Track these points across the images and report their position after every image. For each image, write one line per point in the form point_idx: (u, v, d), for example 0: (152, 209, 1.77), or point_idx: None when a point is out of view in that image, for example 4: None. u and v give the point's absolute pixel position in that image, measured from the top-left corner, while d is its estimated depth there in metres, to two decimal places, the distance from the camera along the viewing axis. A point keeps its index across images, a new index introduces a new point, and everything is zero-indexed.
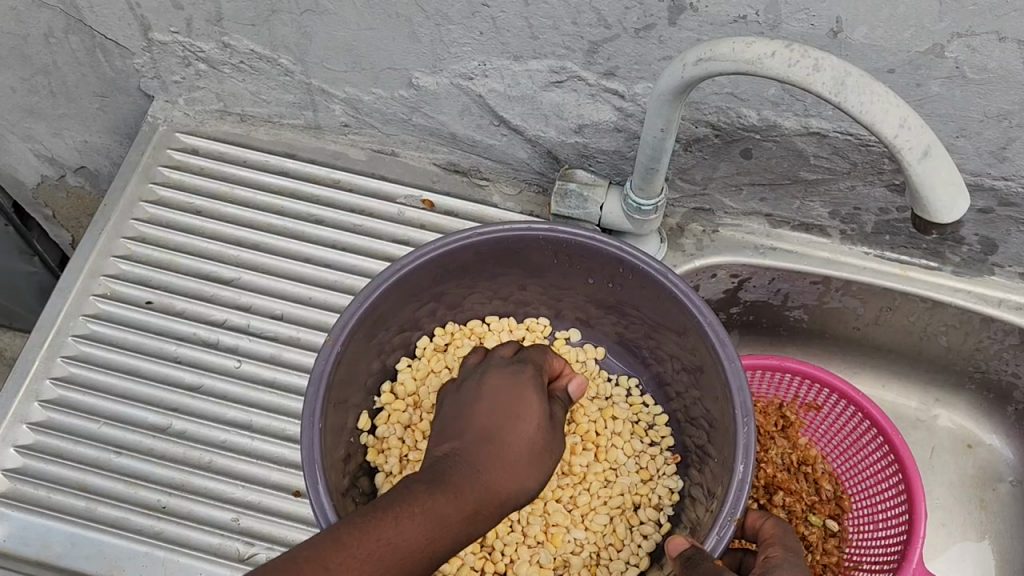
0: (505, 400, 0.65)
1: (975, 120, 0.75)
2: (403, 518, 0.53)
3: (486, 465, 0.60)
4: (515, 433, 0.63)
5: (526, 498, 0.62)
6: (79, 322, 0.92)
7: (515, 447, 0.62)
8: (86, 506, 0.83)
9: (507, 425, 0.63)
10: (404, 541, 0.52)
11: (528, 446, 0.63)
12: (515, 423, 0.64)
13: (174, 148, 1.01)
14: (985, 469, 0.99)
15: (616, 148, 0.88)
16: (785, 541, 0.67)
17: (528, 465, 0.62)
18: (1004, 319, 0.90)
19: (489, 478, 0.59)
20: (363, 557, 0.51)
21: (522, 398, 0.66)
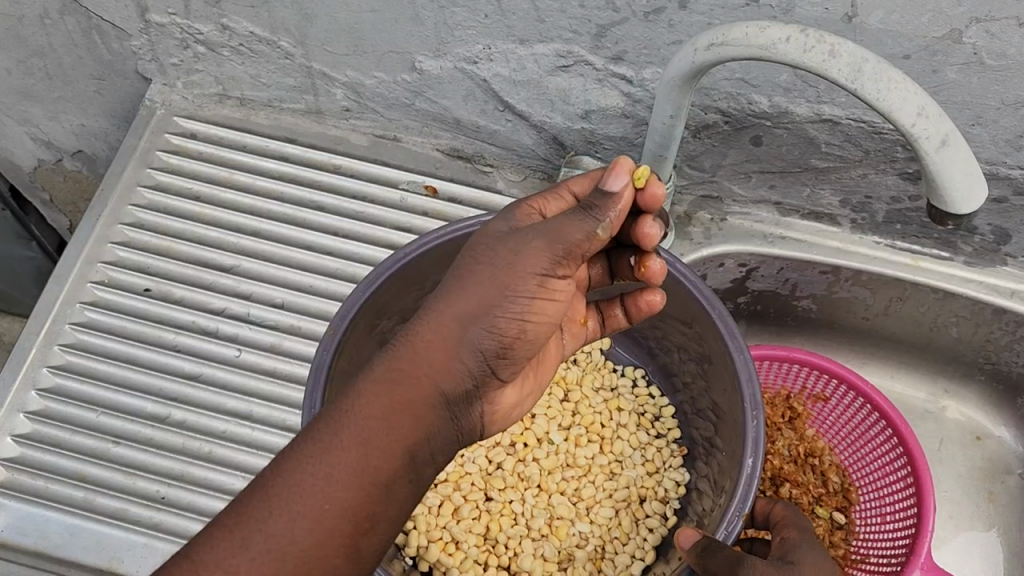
0: (464, 249, 0.55)
1: (991, 108, 0.73)
2: (296, 456, 0.50)
3: (407, 335, 0.52)
4: (451, 283, 0.53)
5: (475, 340, 0.51)
6: (76, 309, 0.90)
7: (443, 297, 0.52)
8: (84, 497, 0.82)
9: (452, 275, 0.54)
10: (297, 481, 0.49)
11: (460, 287, 0.52)
12: (458, 271, 0.54)
13: (172, 132, 0.99)
14: (993, 462, 0.98)
15: (623, 134, 0.86)
16: (798, 523, 0.69)
17: (472, 310, 0.52)
18: (1016, 310, 0.88)
19: (410, 347, 0.52)
20: (249, 518, 0.49)
21: (479, 237, 0.55)
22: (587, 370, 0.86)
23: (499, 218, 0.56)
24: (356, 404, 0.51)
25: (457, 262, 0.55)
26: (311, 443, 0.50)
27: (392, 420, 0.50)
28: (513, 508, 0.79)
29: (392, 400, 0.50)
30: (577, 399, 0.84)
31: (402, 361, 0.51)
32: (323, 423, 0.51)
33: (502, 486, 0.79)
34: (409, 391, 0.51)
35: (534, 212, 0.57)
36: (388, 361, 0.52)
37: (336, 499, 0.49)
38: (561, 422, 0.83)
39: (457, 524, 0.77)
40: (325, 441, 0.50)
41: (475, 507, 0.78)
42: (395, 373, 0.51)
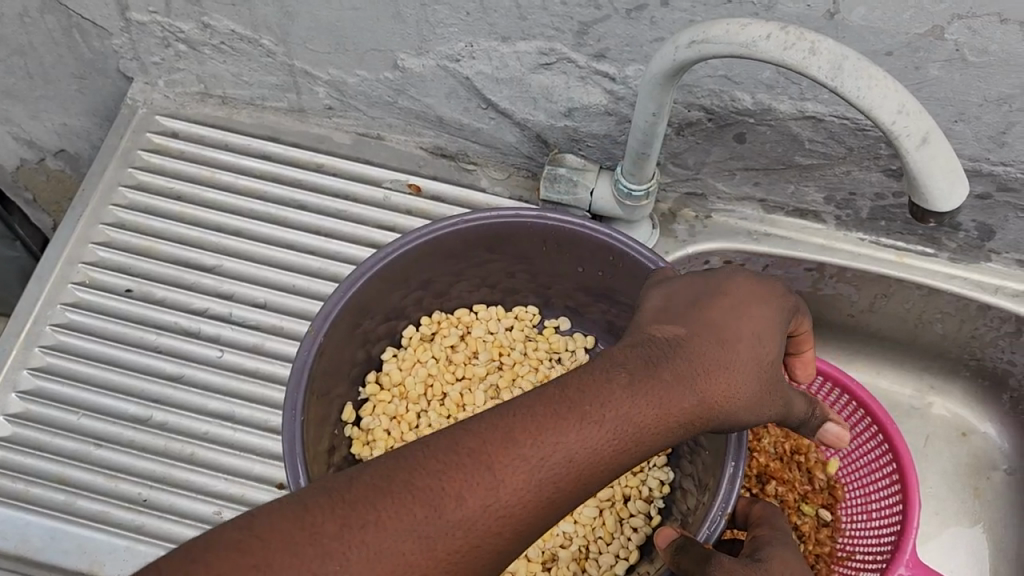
0: (758, 302, 0.57)
1: (973, 104, 0.73)
2: (582, 422, 0.49)
3: (703, 370, 0.53)
4: (747, 345, 0.55)
5: (742, 414, 0.55)
6: (57, 310, 0.89)
7: (744, 359, 0.54)
8: (65, 500, 0.81)
9: (754, 337, 0.55)
10: (577, 449, 0.48)
11: (757, 362, 0.55)
12: (759, 338, 0.55)
13: (153, 131, 0.99)
14: (979, 458, 0.98)
15: (607, 132, 0.86)
16: (774, 522, 0.70)
17: (752, 388, 0.54)
18: (1000, 306, 0.88)
19: (703, 388, 0.52)
20: (522, 460, 0.47)
21: (774, 314, 0.57)
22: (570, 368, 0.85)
23: (788, 299, 0.58)
24: (643, 415, 0.50)
25: (750, 311, 0.56)
26: (598, 420, 0.49)
27: (654, 445, 0.51)
28: None
29: (669, 430, 0.51)
30: None
31: (692, 408, 0.52)
32: (612, 408, 0.49)
33: None
34: (675, 433, 0.52)
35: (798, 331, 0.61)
36: (678, 384, 0.52)
37: (571, 487, 0.49)
38: None
39: None
40: (611, 430, 0.49)
41: None
42: (681, 412, 0.51)
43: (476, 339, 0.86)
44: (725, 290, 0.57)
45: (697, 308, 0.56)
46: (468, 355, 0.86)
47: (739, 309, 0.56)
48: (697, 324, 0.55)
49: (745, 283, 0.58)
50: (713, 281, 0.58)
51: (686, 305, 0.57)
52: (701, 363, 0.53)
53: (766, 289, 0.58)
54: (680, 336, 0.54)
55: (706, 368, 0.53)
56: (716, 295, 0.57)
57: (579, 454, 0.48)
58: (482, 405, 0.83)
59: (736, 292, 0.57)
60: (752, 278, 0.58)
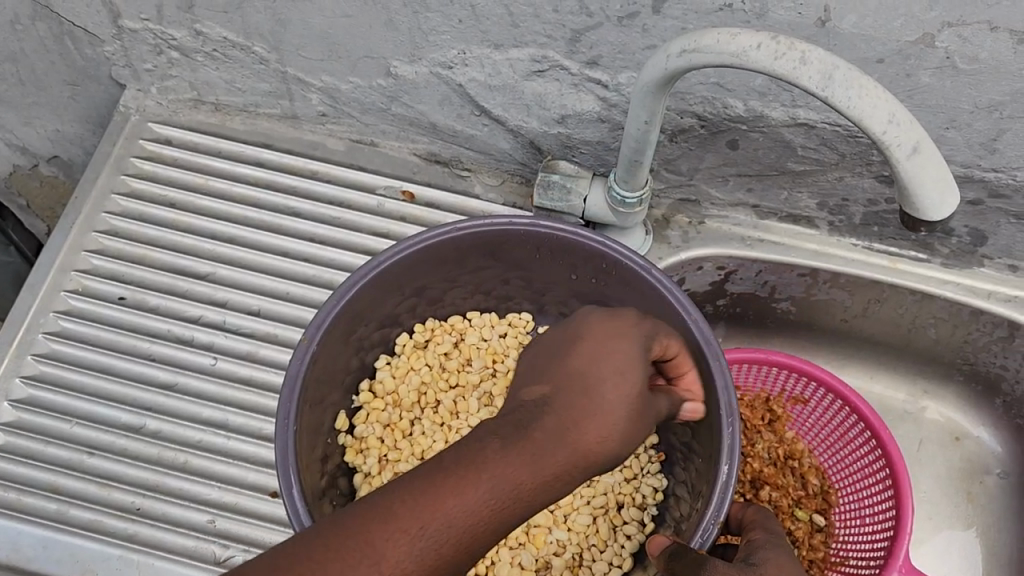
0: (611, 341, 0.60)
1: (965, 112, 0.73)
2: (454, 487, 0.50)
3: (570, 416, 0.55)
4: (610, 384, 0.57)
5: (614, 458, 0.56)
6: (50, 318, 0.89)
7: (610, 398, 0.56)
8: (57, 509, 0.81)
9: (613, 374, 0.58)
10: (453, 516, 0.49)
11: (622, 401, 0.57)
12: (619, 373, 0.58)
13: (146, 138, 0.98)
14: (972, 462, 0.98)
15: (600, 138, 0.86)
16: (766, 525, 0.69)
17: (622, 429, 0.56)
18: (993, 311, 0.89)
19: (572, 434, 0.54)
20: (401, 532, 0.48)
21: (632, 348, 0.59)
22: None
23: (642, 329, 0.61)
24: (517, 470, 0.51)
25: (605, 355, 0.59)
26: (471, 482, 0.50)
27: (534, 499, 0.52)
28: None
29: (546, 481, 0.52)
30: None
31: (564, 458, 0.53)
32: (483, 470, 0.51)
33: None
34: (555, 483, 0.53)
35: (661, 350, 0.63)
36: (549, 440, 0.53)
37: (452, 555, 0.49)
38: None
39: None
40: (483, 490, 0.50)
41: None
42: (553, 462, 0.53)
43: (470, 346, 0.85)
44: (581, 340, 0.61)
45: (557, 363, 0.59)
46: (461, 363, 0.86)
47: (596, 351, 0.59)
48: (560, 377, 0.58)
49: (598, 326, 0.61)
50: (573, 335, 0.61)
51: (548, 363, 0.60)
52: (572, 411, 0.55)
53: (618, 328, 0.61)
54: (546, 391, 0.57)
55: (576, 413, 0.55)
56: (575, 348, 0.60)
57: (456, 519, 0.49)
58: (475, 413, 0.83)
59: (589, 342, 0.60)
60: (606, 321, 0.62)
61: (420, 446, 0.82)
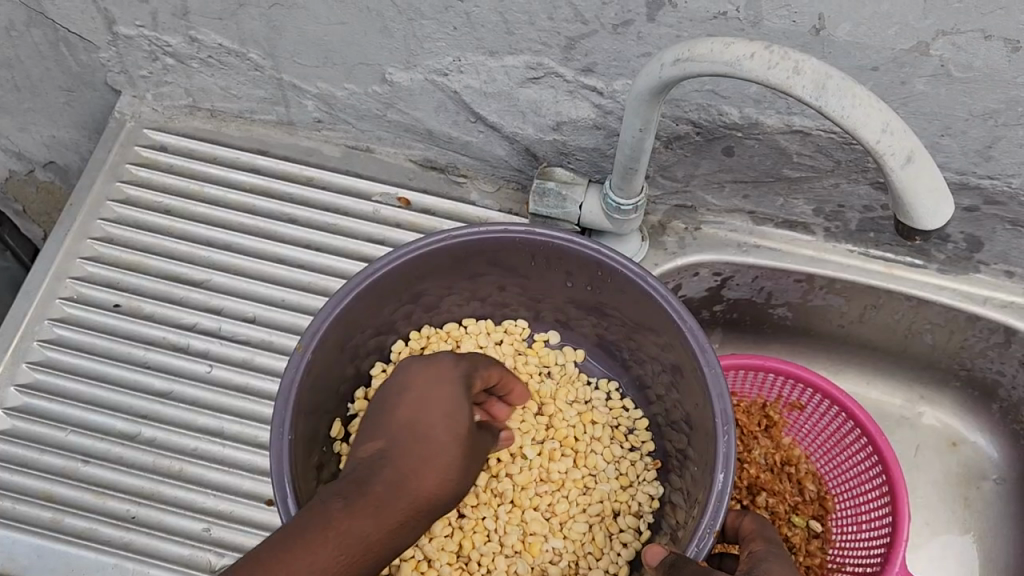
0: (431, 381, 0.62)
1: (960, 119, 0.73)
2: (304, 551, 0.50)
3: (406, 461, 0.57)
4: (436, 421, 0.60)
5: (452, 495, 0.59)
6: (45, 326, 0.89)
7: (439, 436, 0.59)
8: (52, 517, 0.81)
9: (441, 418, 0.60)
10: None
11: (452, 438, 0.60)
12: (446, 415, 0.60)
13: (142, 145, 0.98)
14: (969, 467, 0.98)
15: (595, 145, 0.86)
16: (766, 536, 0.67)
17: (456, 465, 0.59)
18: (989, 317, 0.88)
19: (411, 477, 0.57)
20: None
21: (456, 387, 0.62)
22: (560, 383, 0.86)
23: (463, 366, 0.64)
24: (362, 521, 0.53)
25: (429, 396, 0.61)
26: (320, 541, 0.51)
27: (383, 550, 0.53)
28: (486, 524, 0.78)
29: (394, 528, 0.54)
30: (550, 412, 0.84)
31: (406, 504, 0.55)
32: (329, 527, 0.51)
33: (475, 502, 0.79)
34: (401, 530, 0.55)
35: (485, 379, 0.66)
36: (390, 490, 0.55)
37: None
38: (534, 437, 0.83)
39: (428, 542, 0.77)
40: (334, 546, 0.51)
41: (447, 524, 0.78)
42: (396, 510, 0.55)
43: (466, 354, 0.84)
44: (406, 390, 0.63)
45: (388, 419, 0.61)
46: None
47: (421, 398, 0.61)
48: (392, 430, 0.60)
49: (422, 370, 0.63)
50: (396, 387, 0.63)
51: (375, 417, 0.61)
52: (406, 464, 0.57)
53: (436, 366, 0.64)
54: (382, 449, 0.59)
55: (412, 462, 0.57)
56: (402, 399, 0.62)
57: None
58: None
59: (413, 386, 0.62)
60: (426, 364, 0.64)
61: None
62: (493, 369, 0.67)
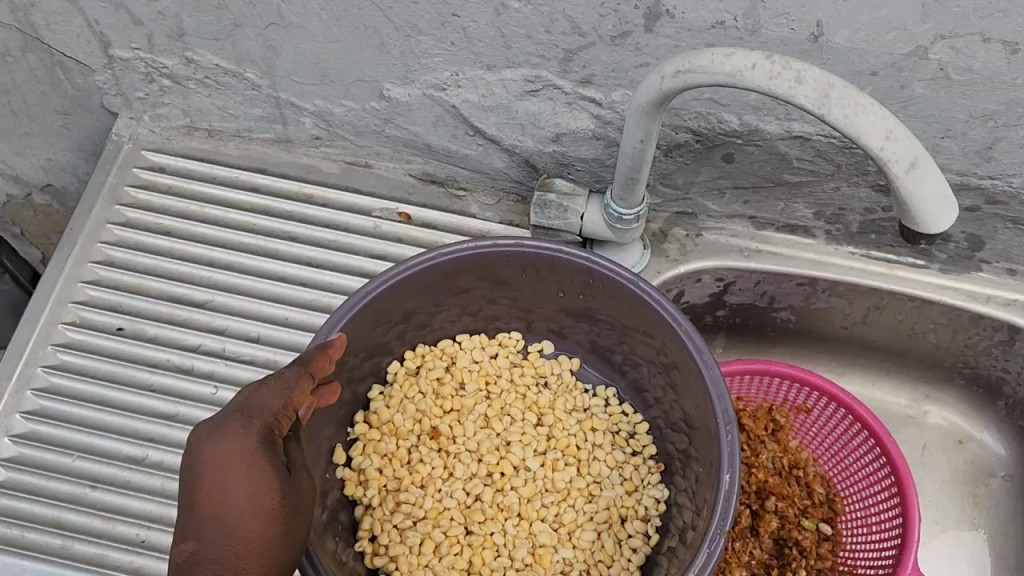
0: (226, 455, 0.54)
1: (960, 121, 0.73)
2: None
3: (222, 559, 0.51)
4: (247, 500, 0.53)
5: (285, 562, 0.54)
6: (49, 351, 0.88)
7: (253, 514, 0.53)
8: (62, 544, 0.80)
9: (245, 500, 0.53)
10: None
11: (266, 513, 0.53)
12: (252, 494, 0.53)
13: (140, 167, 0.98)
14: (976, 465, 0.98)
15: (595, 156, 0.86)
16: None
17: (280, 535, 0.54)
18: (992, 315, 0.89)
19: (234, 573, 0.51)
20: None
21: (259, 455, 0.54)
22: (558, 393, 0.84)
23: (256, 426, 0.56)
24: None
25: (228, 476, 0.53)
26: None
27: None
28: (495, 539, 0.76)
29: None
30: (551, 422, 0.82)
31: None
32: None
33: (482, 518, 0.76)
34: None
35: (287, 415, 0.58)
36: None
37: None
38: (536, 448, 0.81)
39: (439, 561, 0.74)
40: None
41: (455, 542, 0.75)
42: None
43: (462, 369, 0.83)
44: (199, 471, 0.54)
45: (188, 509, 0.53)
46: (454, 387, 0.83)
47: (218, 479, 0.53)
48: (194, 522, 0.53)
49: (211, 444, 0.54)
50: (188, 468, 0.54)
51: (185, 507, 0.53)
52: (222, 561, 0.51)
53: (230, 436, 0.54)
54: (192, 547, 0.52)
55: (226, 557, 0.51)
56: (198, 483, 0.53)
57: None
58: (472, 436, 0.80)
59: (208, 466, 0.53)
60: (213, 435, 0.55)
61: (420, 473, 0.78)
62: (296, 398, 0.59)
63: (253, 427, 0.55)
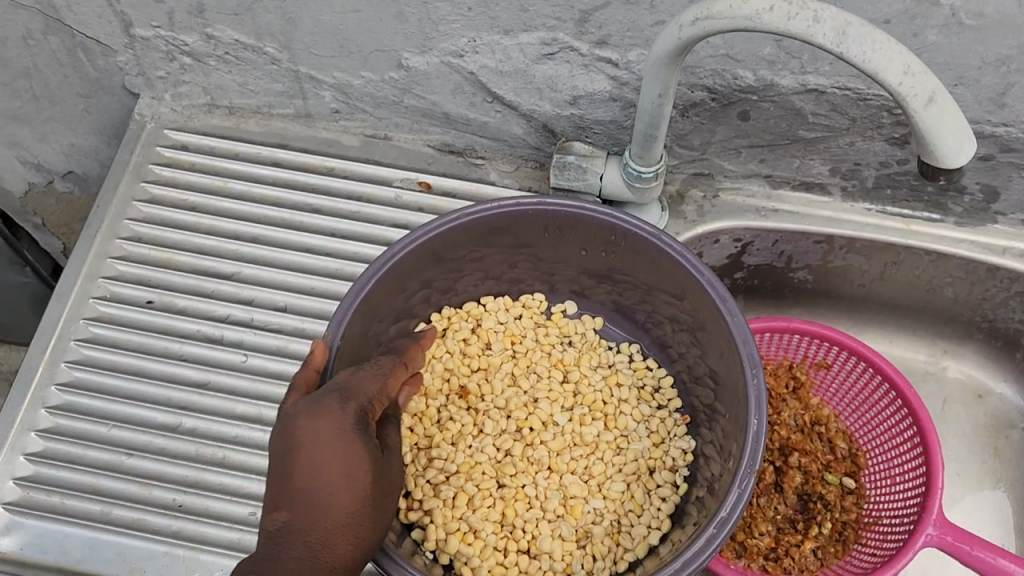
0: (321, 435, 0.56)
1: (973, 68, 0.74)
2: None
3: (312, 533, 0.55)
4: (339, 480, 0.56)
5: (372, 539, 0.58)
6: (80, 325, 0.90)
7: (343, 495, 0.56)
8: (101, 509, 0.81)
9: (339, 480, 0.56)
10: None
11: (356, 496, 0.56)
12: (345, 476, 0.56)
13: (163, 145, 1.00)
14: (996, 417, 0.99)
15: (612, 118, 0.87)
16: None
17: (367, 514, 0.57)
18: (1009, 266, 0.90)
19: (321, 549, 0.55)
20: None
21: (353, 438, 0.57)
22: (582, 351, 0.86)
23: (352, 409, 0.58)
24: None
25: (322, 455, 0.56)
26: None
27: None
28: (527, 492, 0.77)
29: None
30: (576, 378, 0.83)
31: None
32: None
33: (513, 471, 0.78)
34: None
35: (380, 400, 0.61)
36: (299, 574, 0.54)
37: None
38: (563, 404, 0.82)
39: (473, 513, 0.75)
40: None
41: (488, 495, 0.77)
42: None
43: (488, 330, 0.85)
44: (296, 445, 0.56)
45: (282, 477, 0.56)
46: (481, 348, 0.85)
47: (311, 459, 0.56)
48: (287, 491, 0.56)
49: (308, 423, 0.57)
50: (284, 438, 0.57)
51: (279, 475, 0.57)
52: (311, 535, 0.55)
53: (326, 415, 0.57)
54: (285, 517, 0.55)
55: (316, 532, 0.55)
56: (293, 455, 0.56)
57: None
58: (501, 394, 0.82)
59: (304, 444, 0.56)
60: (311, 413, 0.57)
61: (450, 430, 0.79)
62: (388, 386, 0.63)
63: (349, 411, 0.58)
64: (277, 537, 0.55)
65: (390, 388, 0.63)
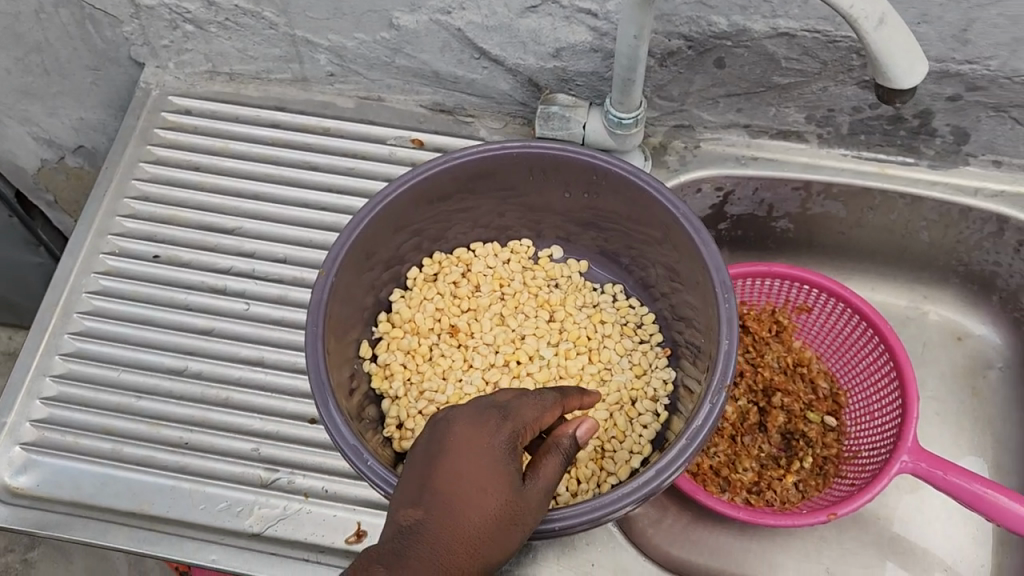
0: (471, 441, 0.60)
1: (935, 5, 0.78)
2: None
3: (442, 530, 0.57)
4: (478, 489, 0.58)
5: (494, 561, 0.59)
6: (91, 278, 0.94)
7: (475, 503, 0.58)
8: (112, 448, 0.85)
9: (478, 488, 0.58)
10: None
11: (488, 509, 0.58)
12: (484, 487, 0.59)
13: (168, 110, 1.04)
14: (974, 359, 1.02)
15: (594, 69, 0.91)
16: None
17: (494, 533, 0.58)
18: (980, 207, 0.93)
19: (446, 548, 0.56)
20: None
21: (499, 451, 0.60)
22: (568, 292, 0.90)
23: (506, 427, 0.62)
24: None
25: (467, 458, 0.60)
26: None
27: None
28: None
29: None
30: (562, 316, 0.87)
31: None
32: None
33: None
34: None
35: (532, 427, 0.64)
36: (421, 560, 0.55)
37: None
38: (549, 340, 0.86)
39: None
40: None
41: None
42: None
43: (477, 274, 0.89)
44: (446, 449, 0.60)
45: (426, 477, 0.60)
46: (470, 290, 0.89)
47: (455, 462, 0.59)
48: (427, 492, 0.59)
49: (461, 430, 0.61)
50: (435, 444, 0.61)
51: (422, 475, 0.60)
52: (439, 534, 0.56)
53: (479, 423, 0.62)
54: (418, 513, 0.58)
55: (445, 532, 0.57)
56: (441, 458, 0.60)
57: None
58: (489, 331, 0.86)
59: (453, 446, 0.60)
60: (465, 424, 0.62)
61: (441, 365, 0.84)
62: (544, 416, 0.65)
63: (503, 426, 0.62)
64: (408, 529, 0.57)
65: (543, 419, 0.65)
